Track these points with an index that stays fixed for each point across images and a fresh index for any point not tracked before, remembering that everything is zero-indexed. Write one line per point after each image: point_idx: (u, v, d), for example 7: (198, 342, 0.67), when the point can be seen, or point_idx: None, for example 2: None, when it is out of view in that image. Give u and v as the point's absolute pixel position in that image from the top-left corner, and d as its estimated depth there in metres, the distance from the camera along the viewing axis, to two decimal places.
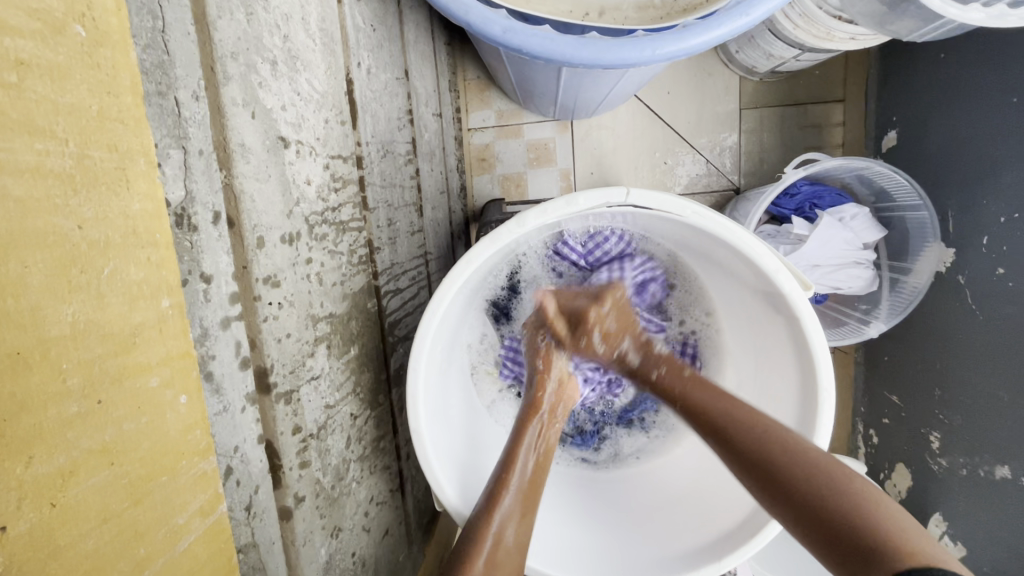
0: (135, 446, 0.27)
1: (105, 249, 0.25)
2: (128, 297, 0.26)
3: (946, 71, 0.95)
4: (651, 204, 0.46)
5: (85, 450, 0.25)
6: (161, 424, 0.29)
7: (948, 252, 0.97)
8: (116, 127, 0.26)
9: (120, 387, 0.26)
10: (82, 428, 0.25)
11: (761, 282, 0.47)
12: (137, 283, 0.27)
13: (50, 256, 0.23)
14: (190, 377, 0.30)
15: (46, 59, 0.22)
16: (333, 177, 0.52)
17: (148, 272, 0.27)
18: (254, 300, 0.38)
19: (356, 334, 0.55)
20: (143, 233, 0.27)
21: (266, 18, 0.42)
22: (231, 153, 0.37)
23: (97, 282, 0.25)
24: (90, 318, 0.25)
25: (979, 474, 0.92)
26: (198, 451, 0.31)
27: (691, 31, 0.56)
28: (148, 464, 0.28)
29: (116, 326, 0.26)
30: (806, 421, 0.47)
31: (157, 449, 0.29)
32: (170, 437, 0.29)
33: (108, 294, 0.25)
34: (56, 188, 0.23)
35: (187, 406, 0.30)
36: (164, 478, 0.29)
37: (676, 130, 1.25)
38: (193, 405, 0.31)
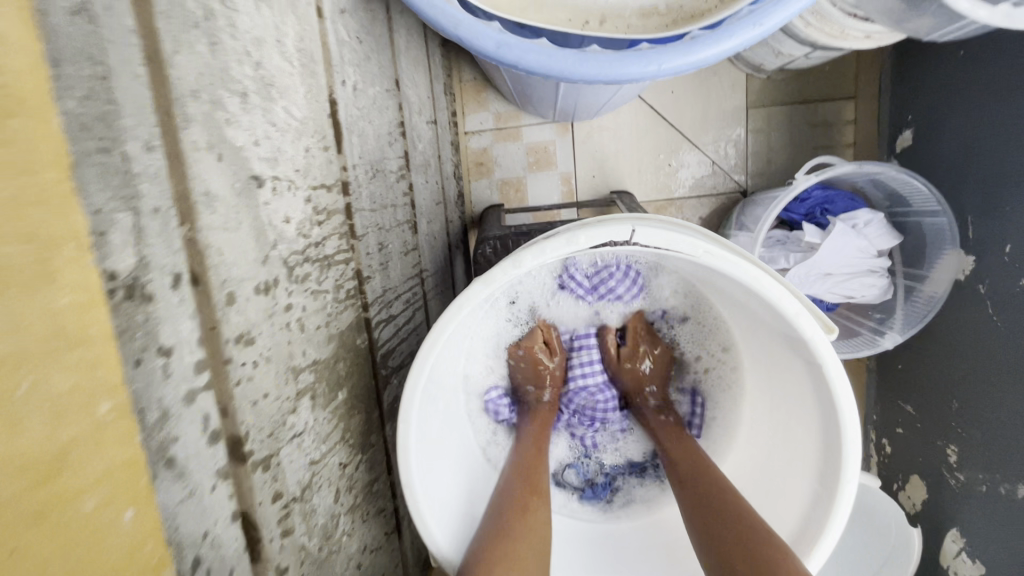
0: None
1: (18, 364, 0.21)
2: (55, 413, 0.22)
3: (966, 70, 0.90)
4: (658, 243, 0.42)
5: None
6: (101, 552, 0.24)
7: (966, 259, 0.92)
8: (38, 212, 0.22)
9: (49, 521, 0.22)
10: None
11: (779, 323, 0.44)
12: (64, 393, 0.23)
13: None
14: (137, 488, 0.27)
15: None
16: (316, 211, 0.49)
17: (78, 377, 0.24)
18: (223, 365, 0.34)
19: (345, 376, 0.52)
20: (72, 331, 0.23)
21: (234, 46, 0.37)
22: (194, 205, 0.33)
23: (11, 404, 0.21)
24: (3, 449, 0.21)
25: (999, 492, 0.89)
26: (148, 568, 0.27)
27: (699, 43, 0.51)
28: None
29: (37, 451, 0.22)
30: (830, 469, 0.44)
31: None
32: (115, 564, 0.25)
33: (26, 416, 0.21)
34: None
35: (132, 520, 0.26)
36: None
37: (681, 130, 1.20)
38: (140, 517, 0.27)
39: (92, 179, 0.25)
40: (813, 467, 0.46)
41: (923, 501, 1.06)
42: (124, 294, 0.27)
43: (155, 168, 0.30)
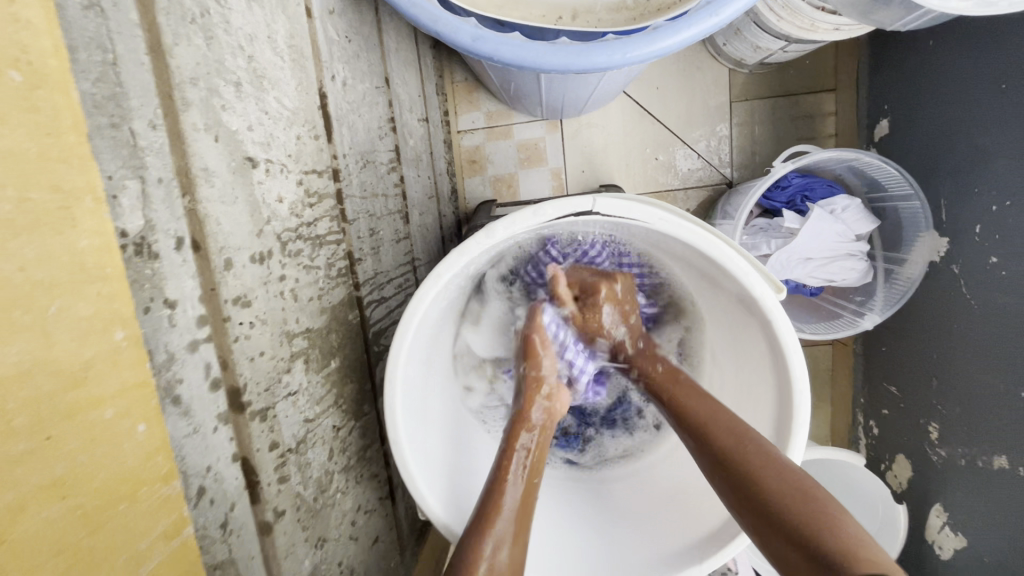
0: (90, 477, 0.28)
1: (50, 289, 0.26)
2: (77, 334, 0.27)
3: (935, 58, 0.93)
4: (618, 211, 0.46)
5: (35, 486, 0.26)
6: (117, 455, 0.30)
7: (941, 241, 0.95)
8: (60, 166, 0.26)
9: (72, 421, 0.27)
10: (27, 466, 0.26)
11: (734, 285, 0.48)
12: (85, 318, 0.27)
13: None
14: (149, 405, 0.31)
15: None
16: (307, 193, 0.53)
17: (100, 306, 0.28)
18: (223, 322, 0.39)
19: (337, 347, 0.56)
20: (91, 267, 0.27)
21: (228, 41, 0.42)
22: (194, 179, 0.37)
23: (42, 321, 0.26)
24: (35, 358, 0.26)
25: (978, 465, 0.91)
26: (159, 477, 0.32)
27: (660, 33, 0.55)
28: (104, 494, 0.29)
29: (64, 363, 0.27)
30: (783, 421, 0.48)
31: (117, 475, 0.30)
32: (129, 466, 0.30)
33: (54, 332, 0.26)
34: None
35: (145, 433, 0.31)
36: (122, 506, 0.30)
37: (666, 125, 1.24)
38: (152, 432, 0.31)
39: (105, 148, 0.31)
40: (770, 419, 0.50)
41: (909, 479, 1.06)
42: (132, 250, 0.32)
43: (158, 144, 0.35)
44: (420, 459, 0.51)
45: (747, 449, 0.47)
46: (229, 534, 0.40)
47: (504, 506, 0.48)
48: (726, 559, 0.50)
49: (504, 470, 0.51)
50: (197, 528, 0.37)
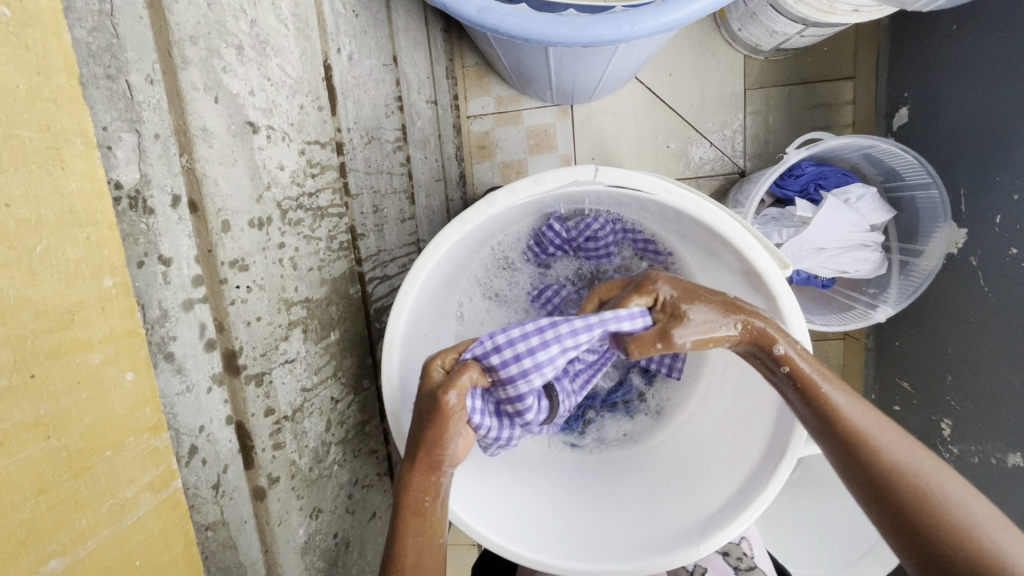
0: (75, 421, 0.30)
1: (37, 227, 0.27)
2: (63, 275, 0.29)
3: (957, 43, 0.90)
4: (623, 182, 0.46)
5: (16, 423, 0.27)
6: (104, 400, 0.31)
7: (959, 231, 0.92)
8: (49, 107, 0.27)
9: (58, 362, 0.29)
10: (13, 401, 0.27)
11: (739, 261, 0.47)
12: (74, 261, 0.29)
13: None
14: (138, 356, 0.32)
15: None
16: (309, 163, 0.52)
17: (88, 251, 0.30)
18: (219, 284, 0.39)
19: (337, 319, 0.55)
20: (80, 212, 0.29)
21: (230, 3, 0.42)
22: (192, 138, 0.37)
23: (28, 260, 0.27)
24: (18, 294, 0.27)
25: (992, 462, 0.88)
26: (146, 428, 0.33)
27: (669, 5, 0.54)
28: (90, 439, 0.31)
29: (51, 304, 0.28)
30: None
31: (103, 422, 0.31)
32: (116, 413, 0.32)
33: (40, 271, 0.28)
34: None
35: (133, 383, 0.32)
36: (108, 452, 0.32)
37: (679, 113, 1.22)
38: (141, 382, 0.33)
39: (99, 99, 0.32)
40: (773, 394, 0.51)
41: None
42: (126, 204, 0.34)
43: (155, 99, 0.35)
44: None
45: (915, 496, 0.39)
46: (220, 496, 0.41)
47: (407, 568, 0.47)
48: (724, 541, 0.49)
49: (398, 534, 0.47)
50: (188, 486, 0.39)
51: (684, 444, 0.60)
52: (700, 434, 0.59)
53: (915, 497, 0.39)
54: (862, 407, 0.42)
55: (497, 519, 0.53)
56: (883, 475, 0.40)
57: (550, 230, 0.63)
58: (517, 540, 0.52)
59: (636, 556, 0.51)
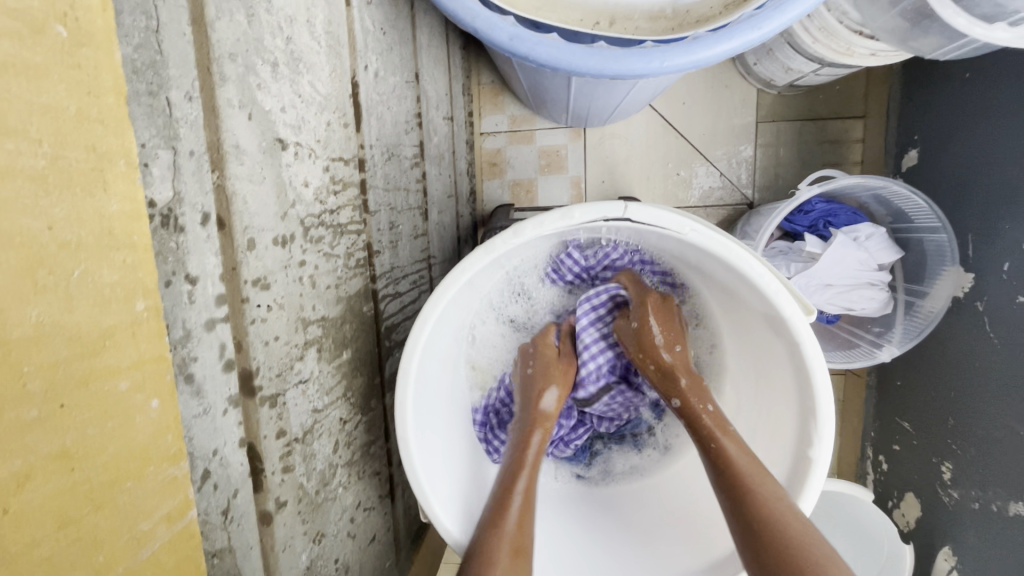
0: (99, 451, 0.29)
1: (75, 251, 0.27)
2: (97, 299, 0.28)
3: (970, 91, 0.92)
4: (650, 219, 0.45)
5: (41, 455, 0.26)
6: (129, 428, 0.30)
7: (966, 277, 0.93)
8: (95, 127, 0.27)
9: (86, 390, 0.28)
10: (39, 432, 0.26)
11: (762, 303, 0.46)
12: (109, 285, 0.28)
13: (18, 257, 0.24)
14: (163, 381, 0.32)
15: (24, 58, 0.24)
16: (332, 180, 0.52)
17: (124, 275, 0.29)
18: (241, 303, 0.38)
19: (350, 338, 0.55)
20: (119, 235, 0.28)
21: (269, 21, 0.42)
22: (224, 155, 0.37)
23: (66, 284, 0.26)
24: (52, 322, 0.26)
25: (992, 510, 0.87)
26: (167, 456, 0.32)
27: (700, 43, 0.55)
28: (113, 469, 0.30)
29: (84, 330, 0.27)
30: (799, 441, 0.47)
31: (125, 451, 0.30)
32: (139, 441, 0.31)
33: (76, 296, 0.27)
34: (27, 188, 0.24)
35: (157, 410, 0.32)
36: (129, 483, 0.31)
37: (691, 141, 1.22)
38: (165, 409, 0.32)
39: (139, 113, 0.32)
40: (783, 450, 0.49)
41: (918, 519, 1.03)
42: (158, 221, 0.33)
43: (192, 116, 0.35)
44: (429, 464, 0.50)
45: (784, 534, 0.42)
46: (229, 521, 0.39)
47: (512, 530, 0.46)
48: None
49: (511, 485, 0.51)
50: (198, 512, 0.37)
51: (694, 481, 0.59)
52: (708, 472, 0.59)
53: (801, 560, 0.40)
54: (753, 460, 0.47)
55: None
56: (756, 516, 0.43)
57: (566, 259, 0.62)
58: None
59: None
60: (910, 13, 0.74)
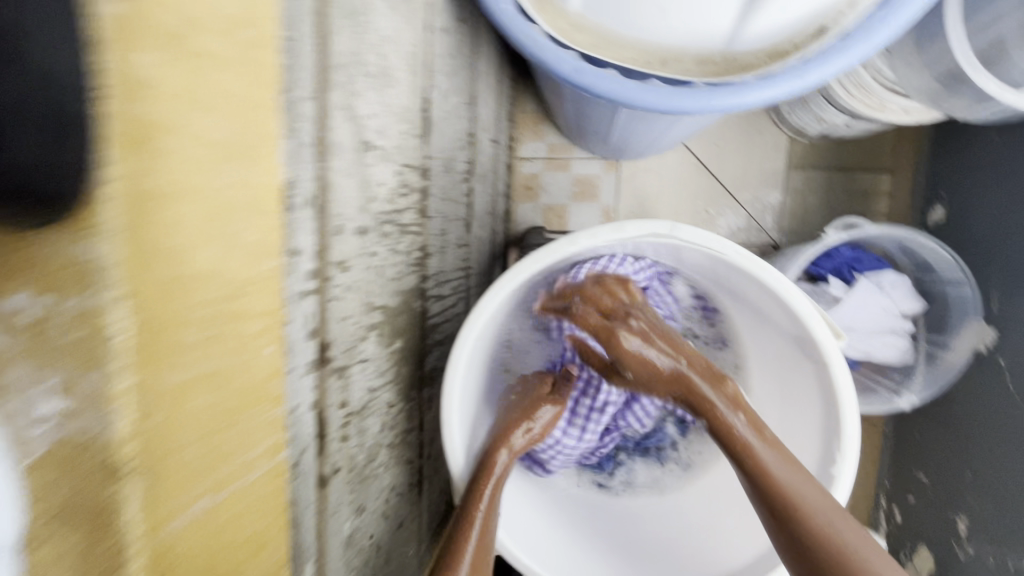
0: (230, 380, 0.33)
1: (234, 202, 0.31)
2: (246, 247, 0.32)
3: (1000, 153, 0.95)
4: (698, 241, 0.49)
5: (192, 374, 0.30)
6: (252, 366, 0.34)
7: (988, 331, 0.95)
8: (256, 98, 0.31)
9: (228, 325, 0.32)
10: (195, 353, 0.30)
11: (795, 326, 0.50)
12: (253, 238, 0.32)
13: (196, 202, 0.29)
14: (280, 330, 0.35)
15: (213, 34, 0.28)
16: (401, 183, 0.57)
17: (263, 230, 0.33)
18: (326, 280, 0.43)
19: (401, 329, 0.59)
20: (263, 194, 0.32)
21: (370, 39, 0.48)
22: (327, 150, 0.42)
23: (223, 230, 0.30)
24: (216, 265, 0.30)
25: (1007, 567, 0.87)
26: (274, 398, 0.36)
27: (746, 87, 0.60)
28: (239, 399, 0.34)
29: (232, 273, 0.31)
30: (825, 458, 0.51)
31: (247, 386, 0.34)
32: (257, 379, 0.35)
33: (231, 240, 0.31)
34: (203, 145, 0.28)
35: (272, 353, 0.35)
36: (248, 413, 0.34)
37: (721, 182, 1.27)
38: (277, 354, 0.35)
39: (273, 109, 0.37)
40: None
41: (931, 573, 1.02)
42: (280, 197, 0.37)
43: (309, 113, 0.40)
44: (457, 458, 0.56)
45: (831, 549, 0.45)
46: (296, 477, 0.41)
47: (472, 536, 0.52)
48: None
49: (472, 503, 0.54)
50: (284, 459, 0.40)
51: (713, 499, 0.62)
52: (727, 488, 0.62)
53: (851, 569, 0.44)
54: (795, 472, 0.49)
55: (535, 548, 0.57)
56: (805, 531, 0.46)
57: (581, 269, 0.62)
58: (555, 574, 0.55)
59: None
60: (943, 77, 0.78)
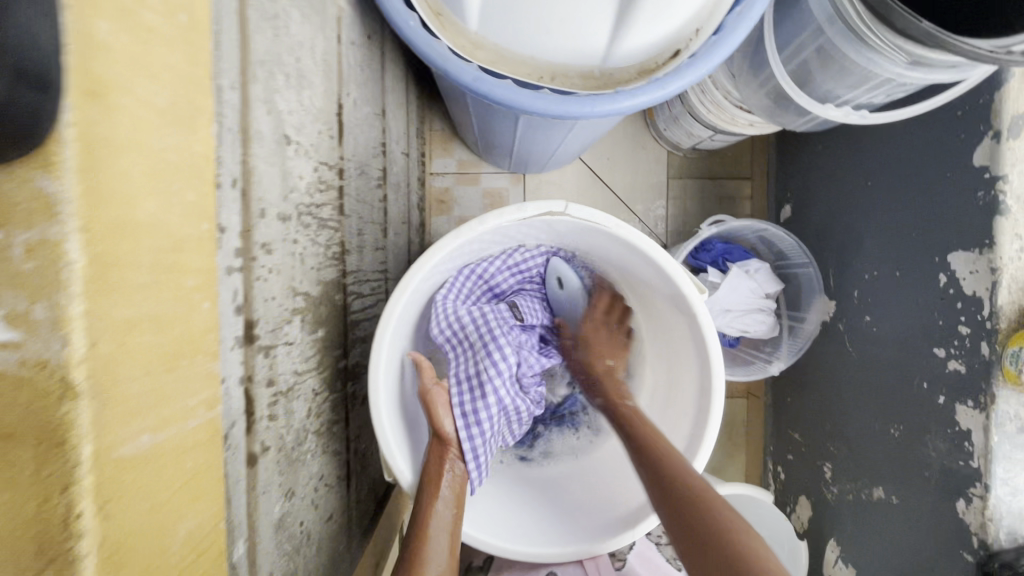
0: (172, 327, 0.34)
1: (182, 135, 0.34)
2: (184, 205, 0.34)
3: (825, 157, 1.14)
4: (586, 216, 0.58)
5: (135, 316, 0.31)
6: (190, 319, 0.35)
7: (830, 303, 1.14)
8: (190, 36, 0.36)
9: (167, 275, 0.33)
10: (142, 295, 0.31)
11: (670, 285, 0.61)
12: (188, 200, 0.34)
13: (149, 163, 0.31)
14: (213, 289, 0.37)
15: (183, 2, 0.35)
16: (319, 180, 0.60)
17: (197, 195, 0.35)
18: (251, 260, 0.45)
19: (324, 318, 0.61)
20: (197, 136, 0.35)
21: (287, 43, 0.52)
22: (251, 137, 0.45)
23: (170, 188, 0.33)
24: (160, 213, 0.32)
25: (862, 497, 1.05)
26: (210, 351, 0.37)
27: (621, 95, 0.72)
28: (176, 346, 0.34)
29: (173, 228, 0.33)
30: (705, 396, 0.63)
31: (188, 335, 0.35)
32: (194, 332, 0.36)
33: (174, 198, 0.33)
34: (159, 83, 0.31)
35: (206, 311, 0.37)
36: (189, 359, 0.35)
37: (615, 191, 1.41)
38: (210, 311, 0.37)
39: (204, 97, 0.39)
40: (687, 420, 0.66)
41: (809, 516, 1.20)
42: None
43: (233, 102, 0.42)
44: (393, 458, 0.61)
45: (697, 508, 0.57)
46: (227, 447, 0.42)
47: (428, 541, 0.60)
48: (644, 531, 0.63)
49: (427, 509, 0.60)
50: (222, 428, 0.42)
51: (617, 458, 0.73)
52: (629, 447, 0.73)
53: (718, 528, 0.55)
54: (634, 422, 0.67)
55: (478, 519, 0.65)
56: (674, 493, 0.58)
57: (493, 266, 0.75)
58: (488, 533, 0.63)
59: (579, 541, 0.64)
60: (772, 95, 0.97)
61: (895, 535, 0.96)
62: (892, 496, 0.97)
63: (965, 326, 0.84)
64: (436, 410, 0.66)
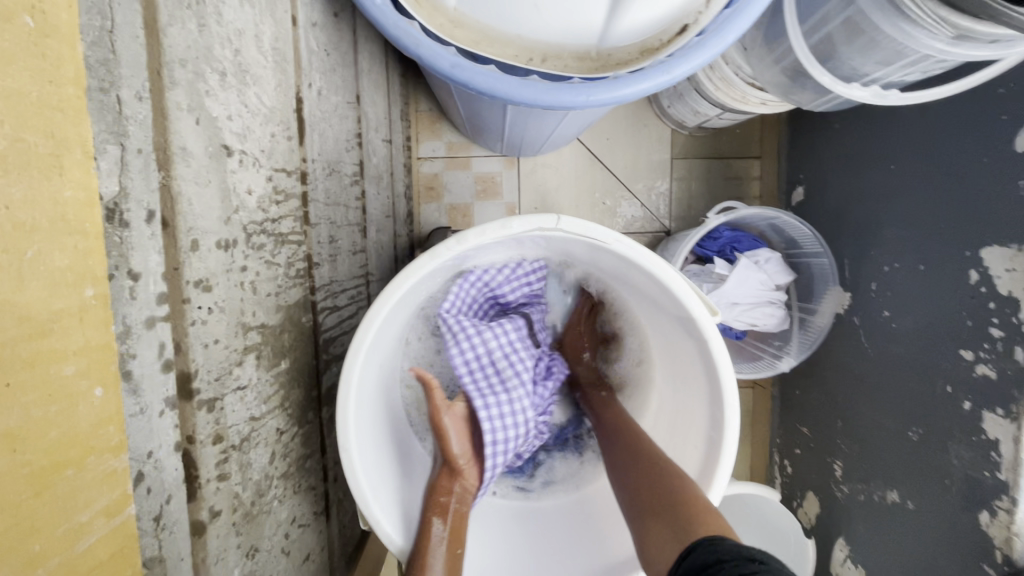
0: (41, 436, 0.32)
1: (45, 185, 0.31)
2: (49, 282, 0.32)
3: (844, 137, 1.05)
4: (582, 231, 0.50)
5: None
6: (72, 415, 0.34)
7: (845, 295, 1.07)
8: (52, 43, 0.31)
9: (33, 371, 0.31)
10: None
11: (678, 307, 0.54)
12: (61, 269, 0.32)
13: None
14: (107, 371, 0.35)
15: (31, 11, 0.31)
16: (275, 190, 0.53)
17: (73, 261, 0.33)
18: (181, 304, 0.40)
19: (288, 347, 0.55)
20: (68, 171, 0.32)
21: (219, 32, 0.43)
22: (171, 156, 0.39)
23: (20, 264, 0.30)
24: (10, 302, 0.30)
25: (875, 499, 1.00)
26: (108, 448, 0.36)
27: (621, 82, 0.63)
28: (53, 457, 0.33)
29: (36, 313, 0.31)
30: (716, 429, 0.57)
31: (70, 440, 0.34)
32: (82, 430, 0.34)
33: (28, 276, 0.30)
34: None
35: (99, 399, 0.35)
36: (69, 471, 0.34)
37: (615, 174, 1.32)
38: (106, 399, 0.35)
39: None
40: (693, 452, 0.60)
41: (817, 513, 1.16)
42: None
43: (141, 114, 0.37)
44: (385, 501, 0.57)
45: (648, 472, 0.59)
46: (161, 529, 0.41)
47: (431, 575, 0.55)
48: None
49: (427, 537, 0.57)
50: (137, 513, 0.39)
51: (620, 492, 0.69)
52: None
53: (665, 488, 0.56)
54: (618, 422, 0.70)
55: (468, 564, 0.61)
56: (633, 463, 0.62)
57: (496, 278, 0.70)
58: None
59: None
60: (789, 71, 0.87)
61: (910, 541, 0.92)
62: (909, 500, 0.92)
63: (997, 327, 0.77)
64: (448, 434, 0.65)
